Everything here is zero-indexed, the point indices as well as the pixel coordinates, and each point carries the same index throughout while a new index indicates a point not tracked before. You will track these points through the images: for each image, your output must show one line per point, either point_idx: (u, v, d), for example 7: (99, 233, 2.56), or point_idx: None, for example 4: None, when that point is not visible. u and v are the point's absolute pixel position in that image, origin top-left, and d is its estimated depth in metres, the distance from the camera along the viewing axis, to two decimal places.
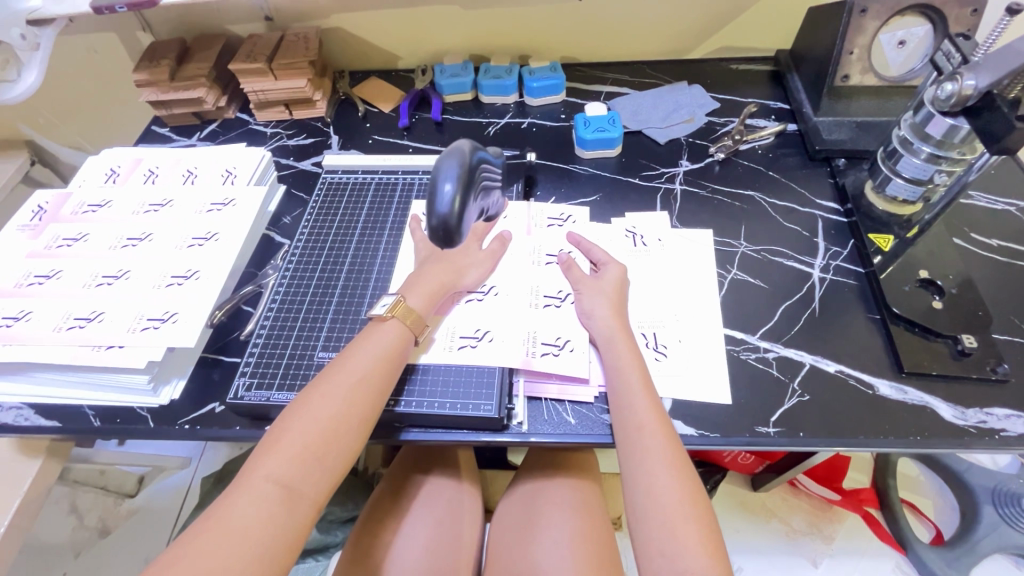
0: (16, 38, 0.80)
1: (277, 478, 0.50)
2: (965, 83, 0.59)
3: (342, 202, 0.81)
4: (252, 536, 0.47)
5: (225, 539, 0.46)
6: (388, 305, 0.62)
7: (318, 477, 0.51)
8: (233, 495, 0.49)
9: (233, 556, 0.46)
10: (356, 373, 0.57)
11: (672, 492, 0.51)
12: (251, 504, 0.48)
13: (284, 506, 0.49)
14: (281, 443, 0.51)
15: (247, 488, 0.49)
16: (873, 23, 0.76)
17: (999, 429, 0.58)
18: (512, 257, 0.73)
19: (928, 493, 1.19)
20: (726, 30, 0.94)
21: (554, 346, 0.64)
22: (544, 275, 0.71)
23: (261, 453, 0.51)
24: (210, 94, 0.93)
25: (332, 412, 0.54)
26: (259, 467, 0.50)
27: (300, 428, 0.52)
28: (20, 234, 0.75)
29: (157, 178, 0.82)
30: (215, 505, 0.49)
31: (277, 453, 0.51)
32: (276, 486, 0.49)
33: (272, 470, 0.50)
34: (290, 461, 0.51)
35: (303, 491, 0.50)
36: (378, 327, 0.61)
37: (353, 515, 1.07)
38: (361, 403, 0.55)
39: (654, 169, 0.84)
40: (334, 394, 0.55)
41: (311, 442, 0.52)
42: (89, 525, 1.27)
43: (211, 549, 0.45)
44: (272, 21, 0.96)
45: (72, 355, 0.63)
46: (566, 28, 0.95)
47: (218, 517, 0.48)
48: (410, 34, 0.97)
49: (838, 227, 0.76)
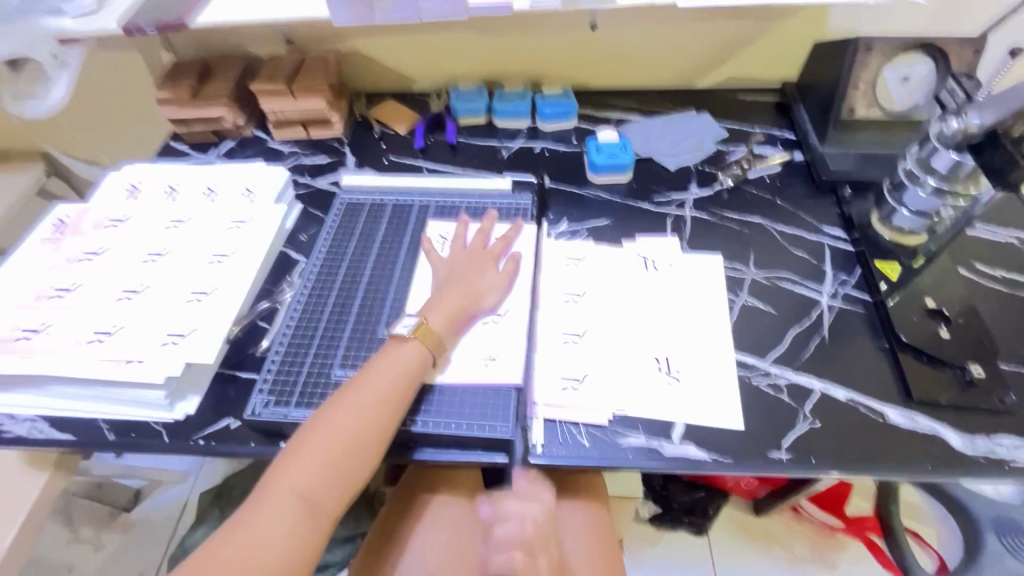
0: (45, 56, 0.82)
1: (299, 491, 0.51)
2: (969, 120, 0.62)
3: (359, 221, 0.83)
4: (275, 551, 0.48)
5: (248, 553, 0.47)
6: (411, 326, 0.63)
7: (337, 490, 0.52)
8: (256, 507, 0.50)
9: (255, 569, 0.46)
10: (377, 389, 0.57)
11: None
12: (273, 517, 0.49)
13: (304, 520, 0.50)
14: (302, 457, 0.52)
15: (269, 501, 0.50)
16: (877, 59, 0.79)
17: (1007, 458, 0.59)
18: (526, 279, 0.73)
19: (928, 521, 1.22)
20: (733, 63, 0.97)
21: (573, 380, 0.65)
22: (563, 313, 0.72)
23: (283, 465, 0.52)
24: (229, 112, 0.95)
25: (353, 428, 0.54)
26: (281, 479, 0.51)
27: (322, 441, 0.53)
28: (41, 246, 0.76)
29: (177, 194, 0.83)
30: (238, 515, 0.50)
31: (300, 466, 0.52)
32: (297, 499, 0.50)
33: (295, 483, 0.51)
34: (311, 475, 0.51)
35: (324, 505, 0.51)
36: (398, 344, 0.62)
37: (355, 534, 1.07)
38: (381, 419, 0.56)
39: (664, 195, 0.86)
40: (356, 409, 0.55)
41: (333, 455, 0.53)
42: (85, 540, 1.26)
43: (232, 563, 0.46)
44: (292, 43, 0.99)
45: (90, 368, 0.63)
46: (579, 57, 0.98)
47: (240, 531, 0.48)
48: (426, 59, 1.00)
49: (845, 255, 0.77)
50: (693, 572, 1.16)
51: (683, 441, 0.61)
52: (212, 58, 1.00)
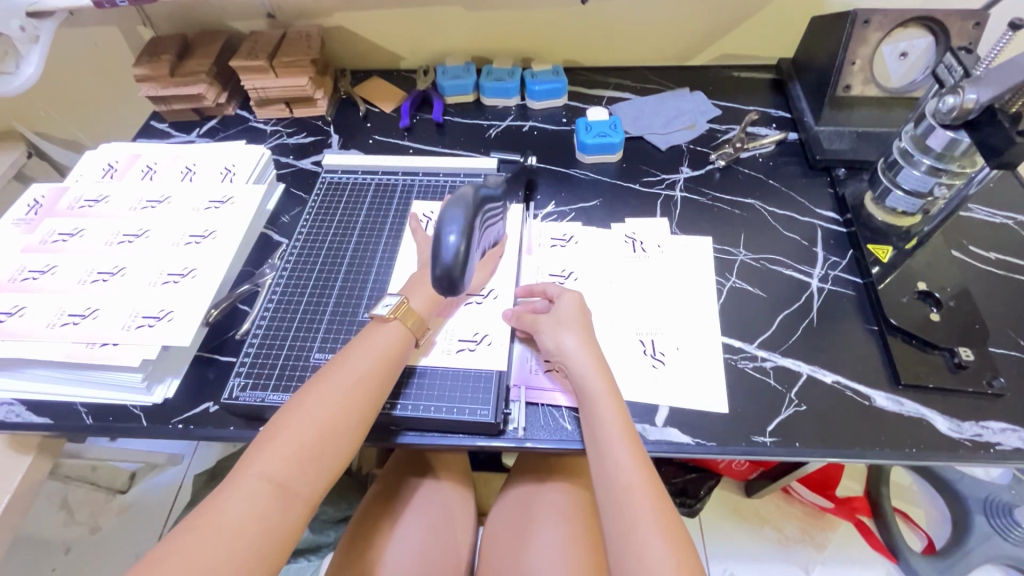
0: (14, 29, 0.79)
1: (271, 475, 0.49)
2: (967, 96, 0.59)
3: (342, 201, 0.81)
4: (245, 534, 0.46)
5: (217, 537, 0.45)
6: (391, 306, 0.62)
7: (312, 475, 0.51)
8: (226, 492, 0.48)
9: (224, 551, 0.45)
10: (355, 373, 0.56)
11: (638, 479, 0.51)
12: (244, 503, 0.48)
13: (276, 504, 0.48)
14: (277, 441, 0.51)
15: (240, 486, 0.48)
16: (876, 34, 0.77)
17: (993, 442, 0.58)
18: (509, 261, 0.72)
19: (920, 502, 1.20)
20: (727, 39, 0.95)
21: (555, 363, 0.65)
22: None
23: (257, 448, 0.51)
24: (211, 90, 0.92)
25: (329, 411, 0.53)
26: (254, 463, 0.50)
27: (297, 425, 0.52)
28: (15, 228, 0.74)
29: (155, 173, 0.81)
30: (209, 499, 0.48)
31: (273, 450, 0.51)
32: (269, 483, 0.49)
33: (267, 467, 0.50)
34: (285, 459, 0.50)
35: (297, 489, 0.50)
36: (380, 326, 0.61)
37: (347, 515, 1.07)
38: (359, 404, 0.55)
39: (654, 175, 0.84)
40: (333, 393, 0.54)
41: (308, 438, 0.52)
42: (80, 521, 1.26)
43: (201, 545, 0.45)
44: (274, 18, 0.96)
45: (65, 352, 0.62)
46: (569, 33, 0.95)
47: (210, 515, 0.47)
48: (413, 35, 0.97)
49: (837, 237, 0.76)
50: None
51: (667, 424, 0.61)
52: (192, 33, 0.97)
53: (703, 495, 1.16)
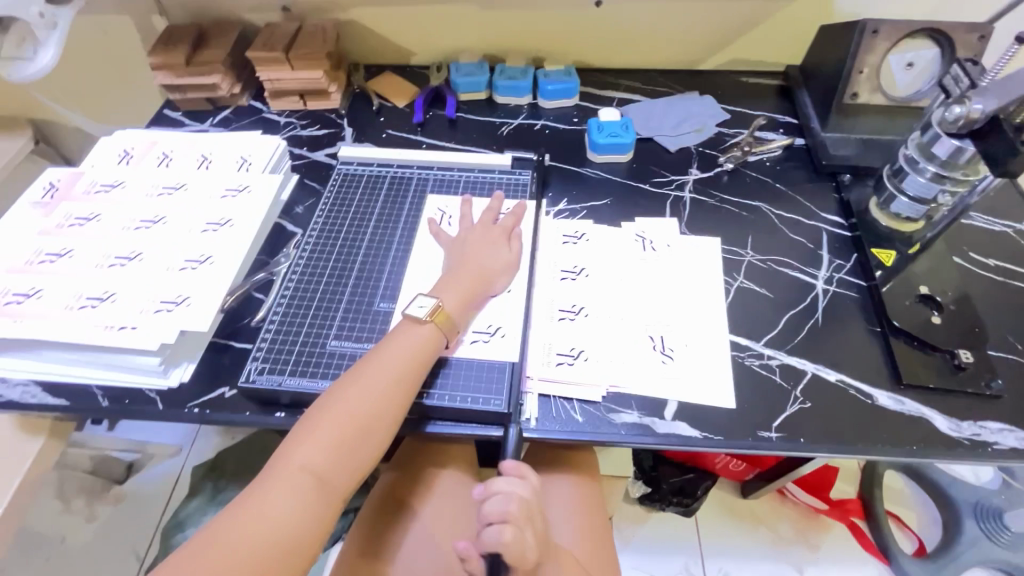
0: (33, 16, 0.80)
1: (311, 468, 0.51)
2: (973, 106, 0.61)
3: (357, 193, 0.82)
4: (286, 526, 0.48)
5: (261, 529, 0.47)
6: (428, 309, 0.62)
7: (348, 468, 0.52)
8: (268, 482, 0.50)
9: (263, 543, 0.47)
10: (389, 372, 0.57)
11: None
12: (284, 495, 0.49)
13: (314, 497, 0.50)
14: (315, 434, 0.52)
15: (281, 477, 0.50)
16: (883, 44, 0.79)
17: (992, 442, 0.60)
18: (530, 260, 0.73)
19: (913, 505, 1.23)
20: (737, 44, 0.96)
21: (569, 356, 0.66)
22: (560, 289, 0.72)
23: (296, 441, 0.52)
24: (225, 81, 0.93)
25: (365, 409, 0.54)
26: (293, 456, 0.51)
27: (335, 419, 0.53)
28: (31, 211, 0.75)
29: (171, 161, 0.82)
30: (251, 488, 0.50)
31: (312, 443, 0.52)
32: (309, 476, 0.50)
33: (307, 460, 0.51)
34: (324, 453, 0.51)
35: (335, 482, 0.51)
36: (412, 326, 0.61)
37: (349, 508, 1.08)
38: (393, 401, 0.56)
39: (664, 176, 0.86)
40: (369, 389, 0.55)
41: (344, 433, 0.53)
42: (77, 508, 1.26)
43: (244, 539, 0.46)
44: (289, 11, 0.97)
45: (83, 334, 0.63)
46: (580, 35, 0.97)
47: (252, 504, 0.49)
48: (427, 32, 0.98)
49: (842, 240, 0.78)
50: (682, 552, 1.18)
51: (675, 418, 0.62)
52: (207, 24, 0.98)
53: (699, 494, 1.17)
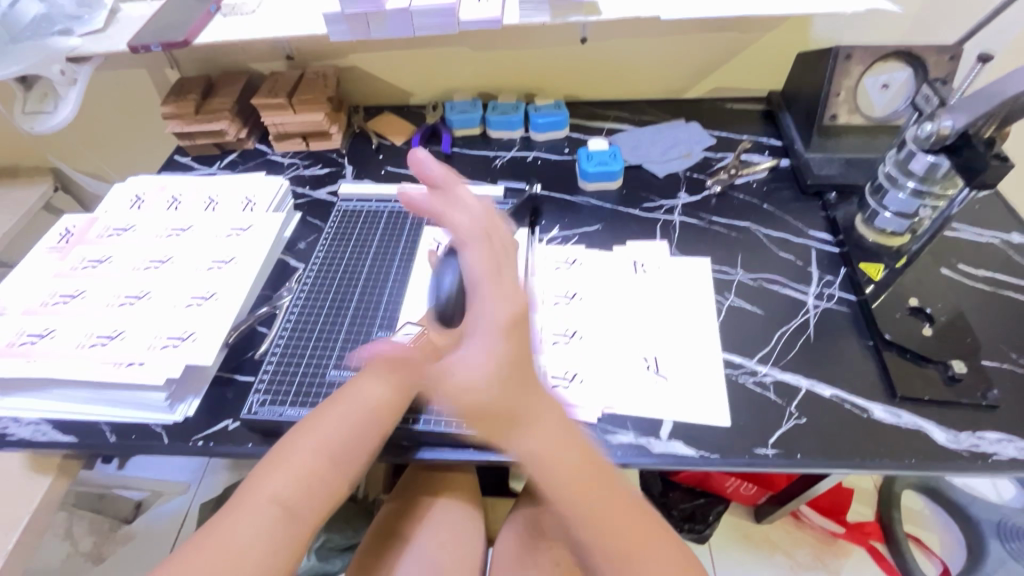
0: (54, 74, 0.86)
1: (279, 497, 0.51)
2: (943, 123, 0.63)
3: (357, 228, 0.85)
4: (250, 557, 0.47)
5: (223, 561, 0.47)
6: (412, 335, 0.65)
7: (319, 498, 0.53)
8: (235, 513, 0.50)
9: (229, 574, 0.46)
10: (366, 401, 0.58)
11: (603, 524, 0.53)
12: (252, 525, 0.49)
13: (281, 528, 0.50)
14: (287, 463, 0.53)
15: (248, 506, 0.50)
16: (857, 68, 0.82)
17: (991, 452, 0.59)
18: (534, 292, 0.76)
19: (932, 527, 1.19)
20: (720, 73, 1.00)
21: (562, 379, 0.67)
22: (554, 315, 0.73)
23: (267, 469, 0.53)
24: (232, 126, 0.98)
25: (340, 438, 0.55)
26: (263, 485, 0.51)
27: (309, 446, 0.54)
28: (48, 255, 0.79)
29: (180, 204, 0.85)
30: (217, 518, 0.50)
31: (283, 471, 0.52)
32: (277, 505, 0.50)
33: (276, 488, 0.51)
34: (294, 480, 0.52)
35: (303, 512, 0.51)
36: None
37: (353, 543, 1.08)
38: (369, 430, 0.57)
39: (653, 201, 0.88)
40: (345, 419, 0.56)
41: (319, 462, 0.54)
42: (84, 550, 1.26)
43: (206, 570, 0.46)
44: (293, 59, 1.02)
45: (92, 371, 0.65)
46: (568, 71, 1.01)
47: (217, 537, 0.48)
48: (423, 74, 1.03)
49: (830, 257, 0.79)
50: None
51: (671, 437, 0.62)
52: (215, 74, 1.04)
53: (712, 520, 1.16)
